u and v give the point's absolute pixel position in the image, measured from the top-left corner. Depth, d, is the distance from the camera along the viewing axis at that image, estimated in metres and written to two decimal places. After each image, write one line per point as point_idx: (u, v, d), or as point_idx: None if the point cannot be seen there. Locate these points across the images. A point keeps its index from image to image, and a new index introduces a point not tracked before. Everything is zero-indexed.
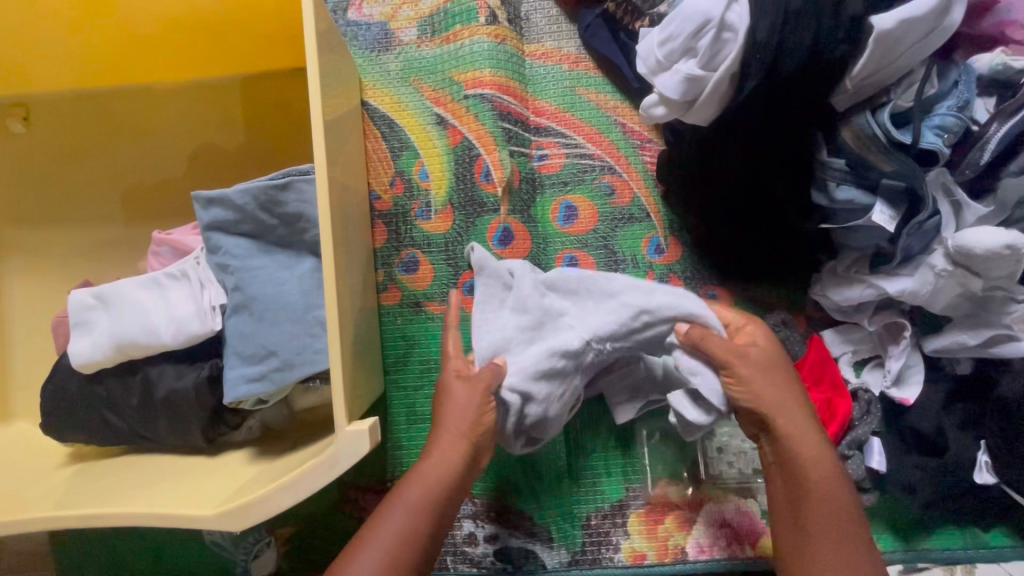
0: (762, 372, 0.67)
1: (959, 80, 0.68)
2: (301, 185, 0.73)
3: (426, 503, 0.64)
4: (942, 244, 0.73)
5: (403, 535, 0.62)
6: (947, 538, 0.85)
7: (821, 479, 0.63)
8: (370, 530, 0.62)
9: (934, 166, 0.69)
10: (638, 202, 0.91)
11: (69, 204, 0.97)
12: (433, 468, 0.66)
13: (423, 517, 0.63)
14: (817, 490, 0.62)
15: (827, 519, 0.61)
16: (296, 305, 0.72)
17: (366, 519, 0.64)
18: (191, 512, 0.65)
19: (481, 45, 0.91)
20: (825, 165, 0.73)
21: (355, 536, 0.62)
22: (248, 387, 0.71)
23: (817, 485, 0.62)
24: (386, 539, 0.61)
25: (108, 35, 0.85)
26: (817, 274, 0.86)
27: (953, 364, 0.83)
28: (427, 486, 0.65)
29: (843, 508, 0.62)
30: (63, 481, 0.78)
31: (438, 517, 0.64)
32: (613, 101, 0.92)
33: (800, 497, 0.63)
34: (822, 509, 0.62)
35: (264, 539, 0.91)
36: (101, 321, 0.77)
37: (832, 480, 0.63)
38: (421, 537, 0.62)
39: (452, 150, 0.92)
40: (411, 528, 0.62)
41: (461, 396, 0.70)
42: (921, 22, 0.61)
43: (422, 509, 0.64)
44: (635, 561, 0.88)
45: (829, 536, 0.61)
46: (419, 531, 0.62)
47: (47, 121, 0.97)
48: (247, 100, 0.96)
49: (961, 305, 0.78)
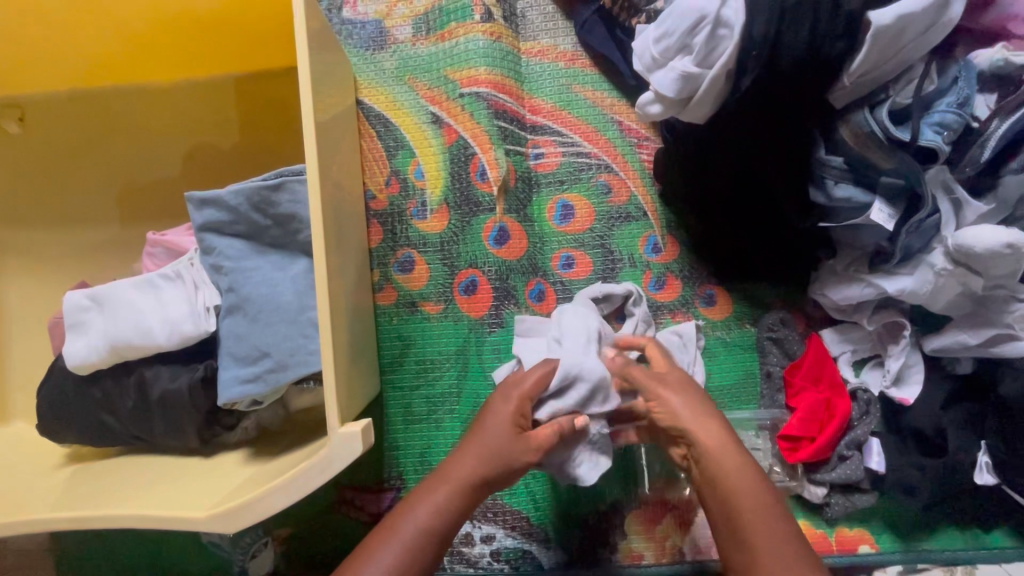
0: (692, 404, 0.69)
1: (959, 76, 0.67)
2: (294, 185, 0.73)
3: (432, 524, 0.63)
4: (942, 243, 0.72)
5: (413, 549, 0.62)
6: (947, 540, 0.84)
7: (750, 506, 0.62)
8: (384, 533, 0.63)
9: (934, 164, 0.69)
10: (635, 201, 0.90)
11: (66, 205, 0.97)
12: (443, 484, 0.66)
13: (432, 535, 0.63)
14: (748, 515, 0.62)
15: (763, 548, 0.60)
16: (289, 306, 0.72)
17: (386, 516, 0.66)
18: (185, 513, 0.65)
19: (477, 43, 0.90)
20: (823, 163, 0.72)
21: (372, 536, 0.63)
22: (242, 389, 0.71)
23: (742, 504, 0.63)
24: (397, 548, 0.61)
25: (101, 35, 0.85)
26: (815, 272, 0.86)
27: (953, 363, 0.82)
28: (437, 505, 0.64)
29: (773, 524, 0.61)
30: (61, 482, 0.79)
31: (446, 534, 0.64)
32: (610, 99, 0.91)
33: (734, 525, 0.62)
34: (766, 534, 0.61)
35: (261, 540, 0.91)
36: (96, 323, 0.77)
37: (759, 496, 0.63)
38: (425, 555, 0.62)
39: (447, 149, 0.92)
40: (424, 538, 0.63)
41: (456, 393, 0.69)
42: (920, 17, 0.60)
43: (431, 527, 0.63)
44: (633, 562, 0.87)
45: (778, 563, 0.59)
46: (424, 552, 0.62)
47: (42, 123, 0.97)
48: (242, 100, 0.96)
49: (961, 303, 0.77)
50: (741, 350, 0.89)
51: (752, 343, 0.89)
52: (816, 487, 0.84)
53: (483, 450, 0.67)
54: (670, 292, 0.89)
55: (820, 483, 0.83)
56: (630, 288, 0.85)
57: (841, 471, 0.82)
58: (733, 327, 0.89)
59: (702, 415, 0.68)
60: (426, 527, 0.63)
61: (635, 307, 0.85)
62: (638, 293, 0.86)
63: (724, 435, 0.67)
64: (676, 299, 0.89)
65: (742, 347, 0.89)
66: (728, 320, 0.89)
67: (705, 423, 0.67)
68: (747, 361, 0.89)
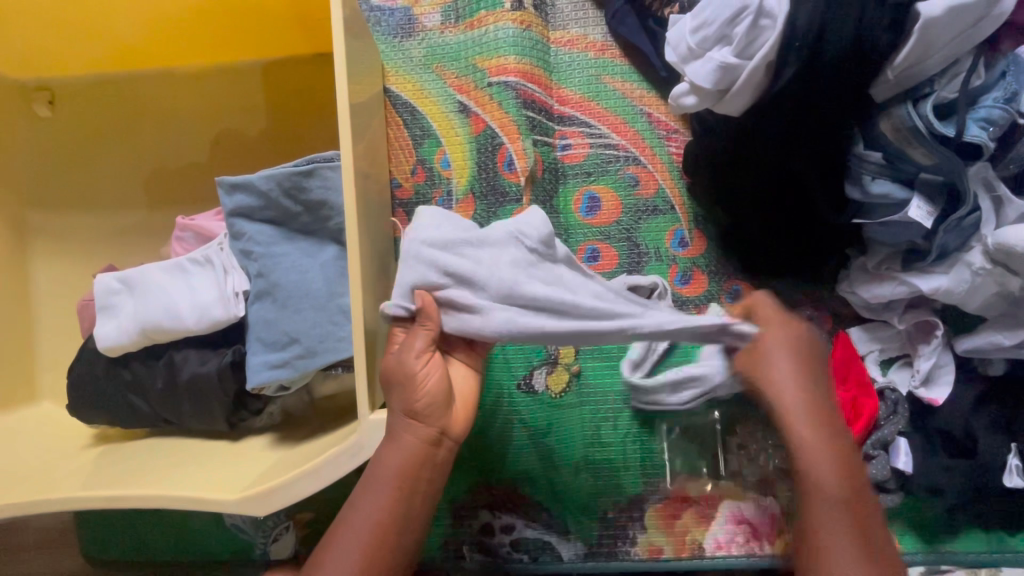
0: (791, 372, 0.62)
1: (1006, 71, 0.65)
2: (326, 172, 0.73)
3: (384, 518, 0.63)
4: (981, 242, 0.71)
5: (366, 554, 0.62)
6: (970, 541, 0.84)
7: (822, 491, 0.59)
8: (333, 543, 0.62)
9: (977, 160, 0.67)
10: (663, 194, 0.90)
11: (95, 190, 0.97)
12: (390, 459, 0.64)
13: (388, 529, 0.63)
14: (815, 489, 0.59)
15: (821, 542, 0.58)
16: (319, 293, 0.72)
17: (344, 507, 0.66)
18: (216, 495, 0.66)
19: (507, 32, 0.88)
20: (861, 159, 0.71)
21: (332, 530, 0.64)
22: (271, 373, 0.71)
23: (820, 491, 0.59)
24: (360, 530, 0.62)
25: (133, 19, 0.85)
26: (845, 270, 0.84)
27: (984, 365, 0.82)
28: (391, 495, 0.63)
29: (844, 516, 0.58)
30: (90, 462, 0.80)
31: (402, 525, 0.64)
32: (640, 91, 0.90)
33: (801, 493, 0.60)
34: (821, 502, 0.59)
35: (283, 524, 0.93)
36: (126, 305, 0.77)
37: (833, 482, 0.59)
38: (391, 536, 0.63)
39: (475, 139, 0.91)
40: (384, 524, 0.63)
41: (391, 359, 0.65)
42: (969, 10, 0.58)
43: (399, 489, 0.64)
44: (652, 556, 0.87)
45: (834, 542, 0.57)
46: (392, 521, 0.63)
47: (71, 105, 0.97)
48: (270, 87, 0.96)
49: (998, 304, 0.75)
50: None
51: None
52: None
53: (411, 413, 0.64)
54: (696, 287, 0.88)
55: None
56: (657, 280, 0.84)
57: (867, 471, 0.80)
58: None
59: (787, 383, 0.61)
60: (378, 522, 0.63)
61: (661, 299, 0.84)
62: (664, 286, 0.85)
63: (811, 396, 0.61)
64: (702, 294, 0.88)
65: None
66: None
67: (784, 390, 0.61)
68: None
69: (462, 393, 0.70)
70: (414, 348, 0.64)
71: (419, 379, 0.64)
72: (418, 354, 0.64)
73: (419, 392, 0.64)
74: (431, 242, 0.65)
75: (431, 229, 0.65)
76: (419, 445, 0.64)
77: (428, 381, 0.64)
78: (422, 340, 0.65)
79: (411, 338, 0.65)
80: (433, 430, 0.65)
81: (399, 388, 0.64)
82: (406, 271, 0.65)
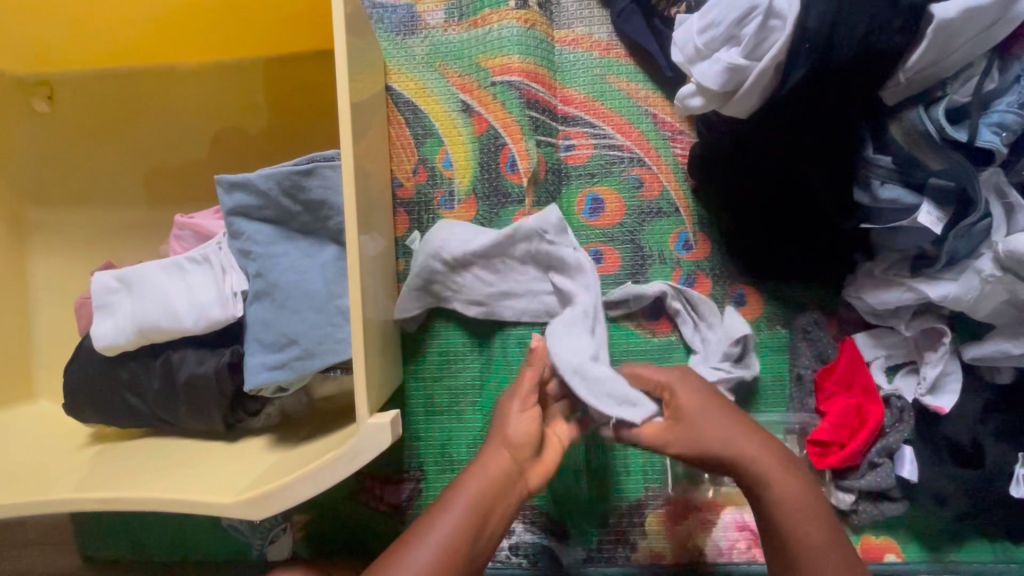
0: (712, 408, 0.67)
1: (1021, 75, 0.63)
2: (326, 171, 0.72)
3: (455, 544, 0.58)
4: (991, 249, 0.70)
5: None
6: (975, 551, 0.83)
7: (798, 520, 0.61)
8: (390, 575, 0.55)
9: (989, 165, 0.66)
10: (667, 196, 0.88)
11: (94, 186, 0.97)
12: (472, 483, 0.63)
13: (457, 553, 0.58)
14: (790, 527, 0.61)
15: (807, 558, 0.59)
16: (318, 293, 0.72)
17: (397, 541, 0.60)
18: (211, 498, 0.65)
19: (511, 30, 0.87)
20: (870, 162, 0.70)
21: (395, 547, 0.58)
22: (269, 375, 0.70)
23: (803, 530, 0.61)
24: (430, 552, 0.57)
25: (132, 13, 0.84)
26: (851, 275, 0.83)
27: (993, 373, 0.80)
28: (466, 518, 0.60)
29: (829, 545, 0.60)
30: (86, 461, 0.79)
31: (469, 556, 0.59)
32: (645, 91, 0.89)
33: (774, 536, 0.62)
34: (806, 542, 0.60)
35: (279, 525, 0.92)
36: (123, 304, 0.76)
37: (818, 524, 0.61)
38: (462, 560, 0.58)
39: (477, 139, 0.90)
40: (455, 546, 0.58)
41: (511, 409, 0.68)
42: (984, 12, 0.57)
43: (476, 513, 0.61)
44: (652, 561, 0.86)
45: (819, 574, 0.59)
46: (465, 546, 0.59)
47: (70, 100, 0.96)
48: (271, 84, 0.94)
49: (1006, 312, 0.74)
50: (770, 352, 0.87)
51: (783, 345, 0.87)
52: (843, 493, 0.82)
53: (505, 446, 0.66)
54: (666, 327, 0.88)
55: (847, 489, 0.82)
56: (663, 286, 0.84)
57: (869, 479, 0.80)
58: (763, 328, 0.87)
59: (735, 432, 0.65)
60: (444, 546, 0.58)
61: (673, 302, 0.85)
62: (672, 290, 0.85)
63: (771, 449, 0.65)
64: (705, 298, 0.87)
65: (772, 349, 0.87)
66: (759, 322, 0.87)
67: (736, 440, 0.65)
68: (776, 362, 0.87)
69: (553, 444, 0.71)
70: (520, 390, 0.70)
71: (510, 419, 0.68)
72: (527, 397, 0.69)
73: (515, 428, 0.67)
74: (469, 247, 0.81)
75: (468, 240, 0.82)
76: (502, 475, 0.64)
77: (523, 422, 0.68)
78: (529, 382, 0.70)
79: (521, 379, 0.71)
80: (515, 462, 0.66)
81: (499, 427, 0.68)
82: (456, 269, 0.83)
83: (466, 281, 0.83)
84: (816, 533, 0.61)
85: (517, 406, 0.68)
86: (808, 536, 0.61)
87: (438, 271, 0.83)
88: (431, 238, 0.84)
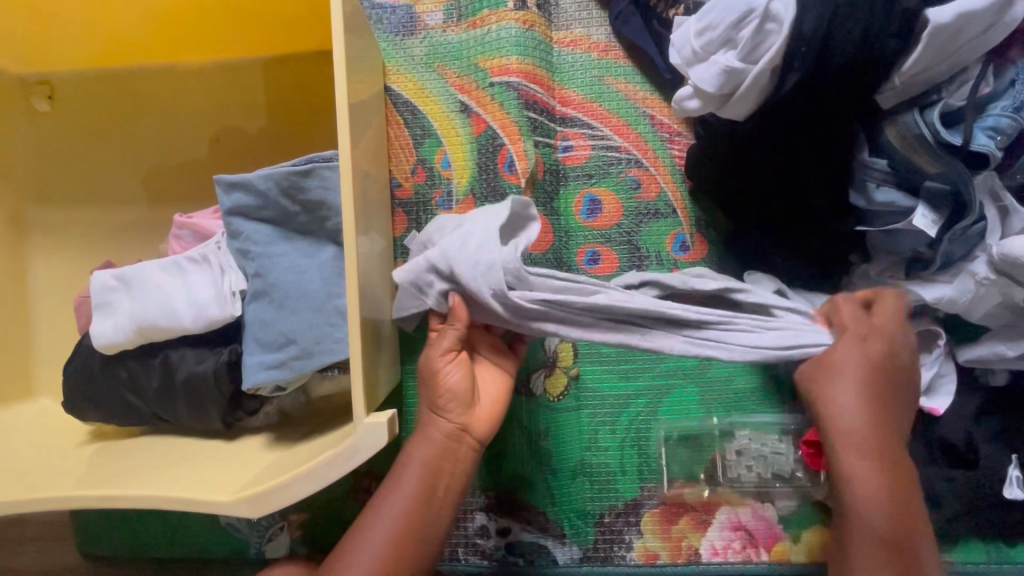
0: (850, 381, 0.65)
1: (1016, 79, 0.63)
2: (325, 172, 0.73)
3: (410, 515, 0.64)
4: (986, 251, 0.70)
5: (392, 555, 0.62)
6: (969, 551, 0.83)
7: (859, 515, 0.63)
8: (354, 546, 0.63)
9: (984, 169, 0.66)
10: (664, 197, 0.89)
11: (93, 185, 0.97)
12: (416, 452, 0.66)
13: (414, 525, 0.64)
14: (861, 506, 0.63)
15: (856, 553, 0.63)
16: (317, 293, 0.72)
17: (363, 511, 0.66)
18: (209, 496, 0.65)
19: (509, 32, 0.88)
20: (866, 166, 0.71)
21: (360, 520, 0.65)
22: (267, 374, 0.71)
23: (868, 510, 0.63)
24: (387, 521, 0.63)
25: (133, 13, 0.84)
26: (847, 277, 0.82)
27: (987, 375, 0.81)
28: (416, 488, 0.65)
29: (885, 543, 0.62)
30: (86, 459, 0.79)
31: (427, 522, 0.64)
32: (643, 92, 0.90)
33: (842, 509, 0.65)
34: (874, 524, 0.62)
35: (277, 523, 0.93)
36: (122, 303, 0.77)
37: (886, 508, 0.62)
38: (418, 525, 0.64)
39: (476, 139, 0.90)
40: (411, 512, 0.64)
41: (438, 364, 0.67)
42: (978, 16, 0.57)
43: (425, 480, 0.65)
44: (648, 561, 0.87)
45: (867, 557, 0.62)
46: (419, 511, 0.64)
47: (70, 99, 0.97)
48: (269, 84, 0.95)
49: (1000, 314, 0.75)
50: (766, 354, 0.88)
51: None
52: None
53: (434, 408, 0.67)
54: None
55: None
56: None
57: None
58: None
59: (854, 405, 0.64)
60: (402, 519, 0.63)
61: None
62: None
63: (882, 423, 0.64)
64: None
65: None
66: None
67: (849, 414, 0.64)
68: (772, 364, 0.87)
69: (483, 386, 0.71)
70: (440, 348, 0.67)
71: (440, 377, 0.67)
72: (445, 351, 0.66)
73: (442, 389, 0.67)
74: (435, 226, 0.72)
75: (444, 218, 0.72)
76: (442, 439, 0.67)
77: (452, 380, 0.67)
78: (451, 339, 0.66)
79: (441, 334, 0.67)
80: (451, 423, 0.67)
81: (431, 388, 0.67)
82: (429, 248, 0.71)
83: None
84: (880, 521, 0.62)
85: (442, 368, 0.67)
86: (872, 519, 0.62)
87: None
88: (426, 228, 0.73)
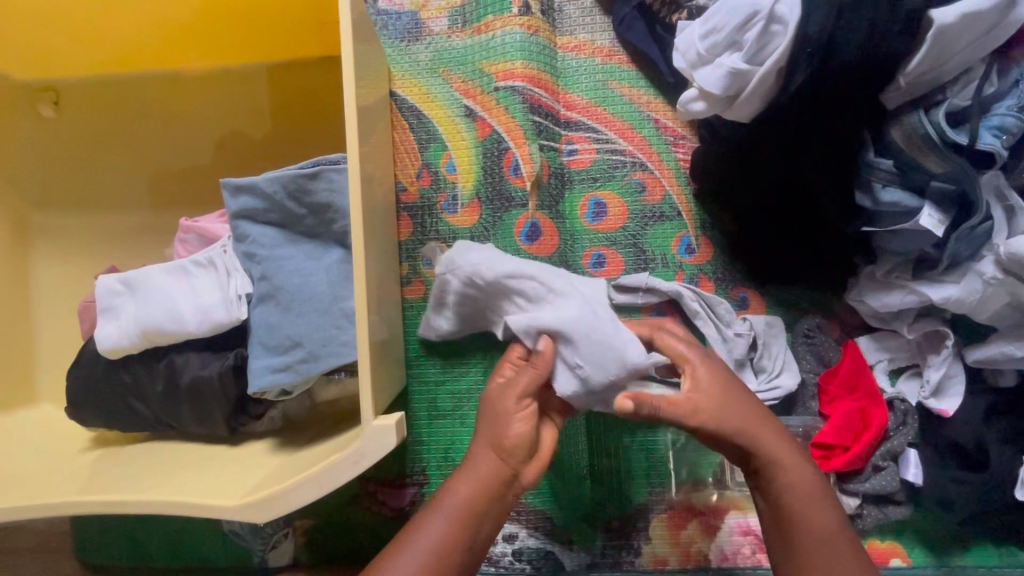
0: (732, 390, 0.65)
1: (1020, 80, 0.64)
2: (332, 175, 0.72)
3: (440, 554, 0.59)
4: (992, 251, 0.71)
5: None
6: (981, 556, 0.82)
7: (805, 510, 0.62)
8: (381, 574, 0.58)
9: (989, 169, 0.67)
10: (669, 200, 0.89)
11: (99, 190, 0.97)
12: (463, 487, 0.63)
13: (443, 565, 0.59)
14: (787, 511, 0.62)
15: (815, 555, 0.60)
16: (322, 296, 0.72)
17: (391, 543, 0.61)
18: (215, 501, 0.64)
19: (514, 36, 0.88)
20: (872, 166, 0.70)
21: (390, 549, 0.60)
22: (273, 378, 0.70)
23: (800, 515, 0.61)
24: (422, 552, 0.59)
25: (140, 20, 0.85)
26: (853, 278, 0.83)
27: (995, 377, 0.80)
28: (451, 523, 0.61)
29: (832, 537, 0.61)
30: (87, 466, 0.78)
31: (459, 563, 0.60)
32: (647, 96, 0.90)
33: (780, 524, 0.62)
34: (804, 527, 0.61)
35: (282, 530, 0.91)
36: (127, 307, 0.76)
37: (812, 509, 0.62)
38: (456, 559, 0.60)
39: (481, 143, 0.91)
40: (447, 546, 0.60)
41: (513, 412, 0.66)
42: (981, 18, 0.58)
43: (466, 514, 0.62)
44: (657, 567, 0.86)
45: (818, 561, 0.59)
46: (457, 543, 0.61)
47: (77, 106, 0.97)
48: (275, 89, 0.95)
49: (1009, 314, 0.74)
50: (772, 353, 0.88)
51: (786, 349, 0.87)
52: (849, 497, 0.81)
53: (495, 449, 0.65)
54: None
55: (853, 494, 0.81)
56: (678, 287, 0.84)
57: (875, 483, 0.80)
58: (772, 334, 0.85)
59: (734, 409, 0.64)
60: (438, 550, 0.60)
61: (691, 303, 0.84)
62: (693, 289, 0.85)
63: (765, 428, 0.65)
64: None
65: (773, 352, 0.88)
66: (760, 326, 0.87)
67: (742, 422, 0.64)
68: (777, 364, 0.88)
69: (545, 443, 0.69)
70: (516, 389, 0.66)
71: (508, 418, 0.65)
72: (518, 397, 0.66)
73: (509, 430, 0.65)
74: (490, 266, 0.76)
75: (496, 261, 0.77)
76: (491, 479, 0.64)
77: (520, 427, 0.65)
78: (527, 382, 0.67)
79: (518, 378, 0.68)
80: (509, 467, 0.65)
81: (495, 423, 0.66)
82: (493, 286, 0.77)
83: (511, 309, 0.77)
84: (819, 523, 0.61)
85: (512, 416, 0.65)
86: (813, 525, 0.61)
87: (477, 295, 0.80)
88: (460, 260, 0.79)
